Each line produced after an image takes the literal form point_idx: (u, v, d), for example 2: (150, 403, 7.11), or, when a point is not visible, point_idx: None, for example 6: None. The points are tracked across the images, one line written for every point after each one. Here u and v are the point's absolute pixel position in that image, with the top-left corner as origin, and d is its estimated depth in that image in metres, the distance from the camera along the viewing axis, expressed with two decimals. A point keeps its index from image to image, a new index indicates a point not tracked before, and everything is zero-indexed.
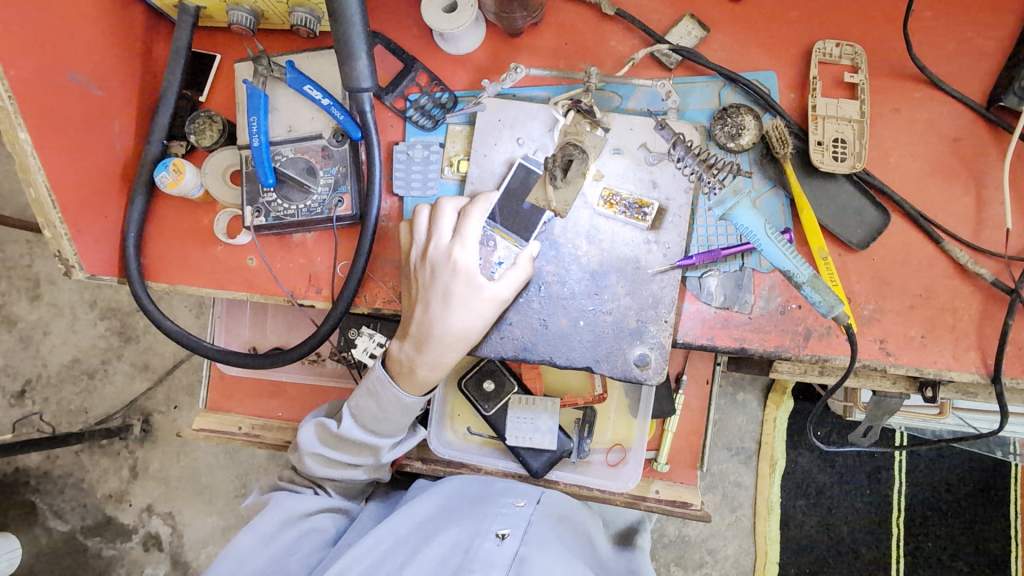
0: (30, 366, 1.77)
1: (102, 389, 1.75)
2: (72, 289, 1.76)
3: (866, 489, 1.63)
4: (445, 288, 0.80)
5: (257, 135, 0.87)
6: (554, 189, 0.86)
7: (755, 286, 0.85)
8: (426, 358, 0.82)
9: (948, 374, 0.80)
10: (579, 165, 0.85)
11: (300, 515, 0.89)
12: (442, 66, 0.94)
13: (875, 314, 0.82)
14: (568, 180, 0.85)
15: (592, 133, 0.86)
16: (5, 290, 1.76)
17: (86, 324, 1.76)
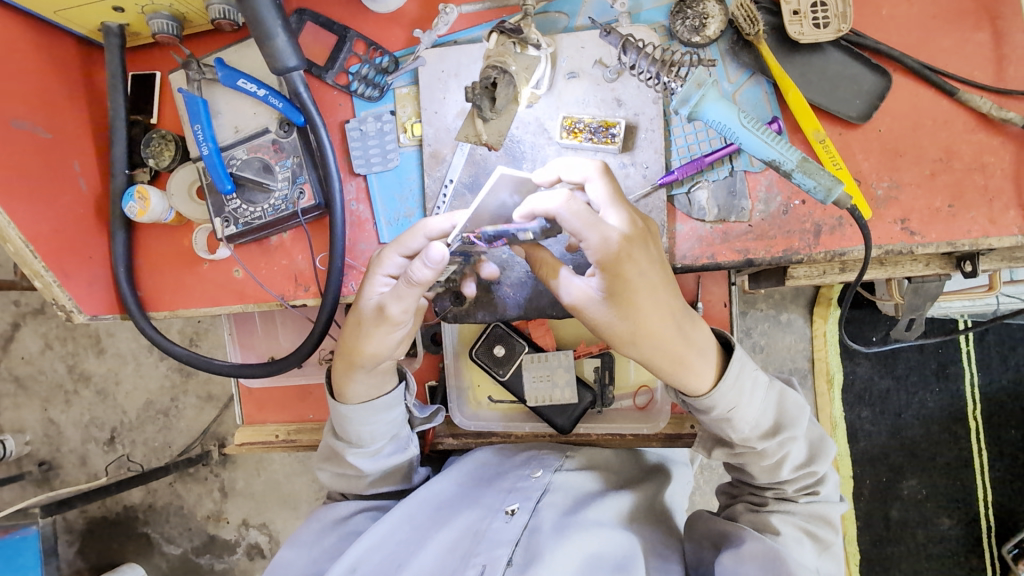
0: (112, 414, 1.87)
1: (178, 423, 1.83)
2: (129, 334, 1.83)
3: (935, 386, 1.58)
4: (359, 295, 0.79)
5: (205, 143, 0.85)
6: (483, 123, 0.80)
7: (750, 189, 0.77)
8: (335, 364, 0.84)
9: (986, 242, 0.71)
10: (505, 88, 0.75)
11: (335, 521, 0.88)
12: (375, 27, 0.88)
13: (891, 192, 0.73)
14: (498, 110, 0.78)
15: (520, 54, 0.74)
16: (74, 349, 1.87)
17: (150, 367, 1.84)
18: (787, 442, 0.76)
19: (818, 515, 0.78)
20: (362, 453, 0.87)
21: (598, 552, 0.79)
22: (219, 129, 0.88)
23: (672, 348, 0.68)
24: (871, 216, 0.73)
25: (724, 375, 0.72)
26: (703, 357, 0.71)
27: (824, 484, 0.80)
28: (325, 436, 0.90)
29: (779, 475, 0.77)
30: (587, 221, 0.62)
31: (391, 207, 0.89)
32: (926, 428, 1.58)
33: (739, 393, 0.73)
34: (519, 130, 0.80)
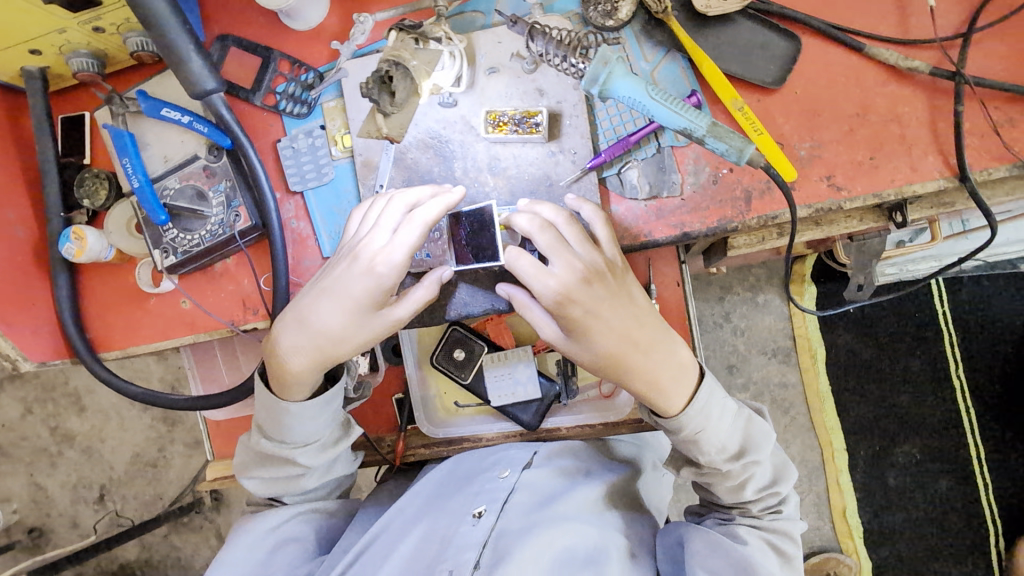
0: (100, 472, 1.81)
1: (167, 474, 1.79)
2: (109, 388, 1.80)
3: (917, 351, 1.59)
4: (338, 285, 0.71)
5: (134, 176, 0.84)
6: (383, 118, 0.69)
7: (679, 163, 0.77)
8: (293, 363, 0.74)
9: (910, 190, 0.71)
10: (404, 81, 0.67)
11: (268, 530, 0.84)
12: (297, 45, 0.88)
13: (814, 151, 0.74)
14: (399, 104, 0.68)
15: (421, 49, 0.69)
16: (55, 410, 1.81)
17: (134, 420, 1.79)
18: (752, 465, 0.77)
19: (781, 532, 0.78)
20: (315, 450, 0.82)
21: (568, 547, 0.78)
22: (149, 161, 0.88)
23: (627, 372, 0.71)
24: (797, 177, 0.74)
25: (691, 402, 0.74)
26: (673, 379, 0.73)
27: (786, 503, 0.80)
28: (265, 443, 0.81)
29: (743, 495, 0.77)
30: (531, 273, 0.68)
31: (330, 221, 0.88)
32: (910, 392, 1.59)
33: (706, 418, 0.74)
34: (447, 130, 0.80)
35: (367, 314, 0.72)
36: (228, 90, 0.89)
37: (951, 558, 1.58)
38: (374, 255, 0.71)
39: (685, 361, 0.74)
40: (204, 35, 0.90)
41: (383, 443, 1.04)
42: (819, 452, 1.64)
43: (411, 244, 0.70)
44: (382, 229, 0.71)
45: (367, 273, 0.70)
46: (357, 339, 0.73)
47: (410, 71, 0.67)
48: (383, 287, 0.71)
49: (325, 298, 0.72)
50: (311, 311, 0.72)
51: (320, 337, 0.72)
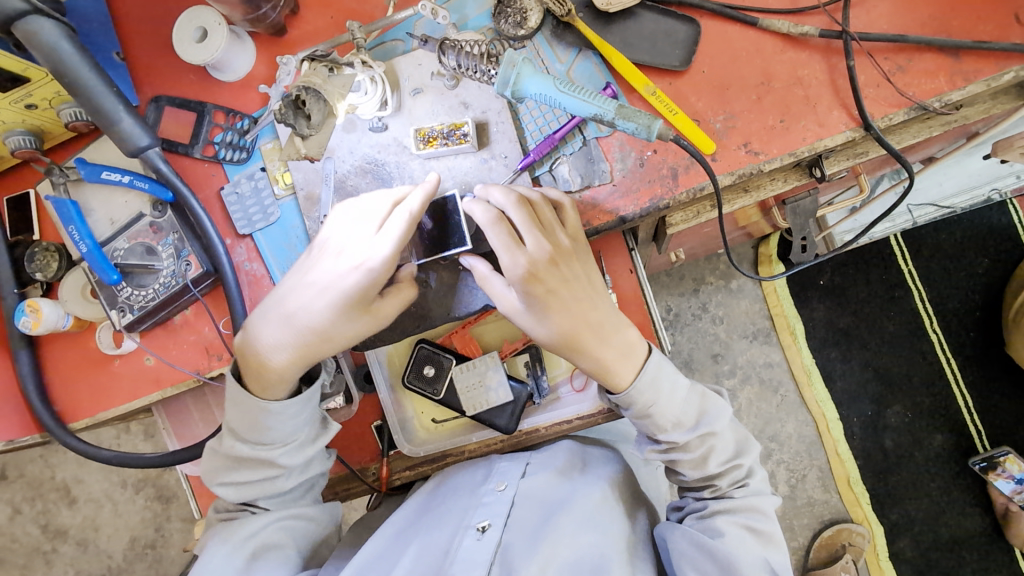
0: (97, 564, 1.75)
1: (167, 553, 1.73)
2: (99, 474, 1.75)
3: (890, 311, 1.62)
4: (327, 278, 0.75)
5: (81, 241, 0.85)
6: (302, 140, 0.84)
7: (605, 153, 0.80)
8: (279, 367, 0.76)
9: (821, 145, 0.75)
10: (316, 104, 0.83)
11: (245, 536, 0.80)
12: (229, 95, 0.91)
13: (729, 123, 0.77)
14: (315, 125, 0.84)
15: (333, 76, 0.80)
16: (44, 506, 1.76)
17: (127, 503, 1.74)
18: (709, 436, 0.78)
19: (753, 509, 0.78)
20: (295, 450, 0.81)
21: (577, 557, 0.82)
22: (95, 225, 0.90)
23: (584, 345, 0.74)
24: (716, 148, 0.77)
25: (646, 372, 0.76)
26: (619, 358, 0.76)
27: (753, 476, 0.81)
28: (242, 447, 0.79)
29: (706, 469, 0.79)
30: (505, 244, 0.72)
31: (281, 257, 0.89)
32: (890, 352, 1.62)
33: (657, 391, 0.77)
34: (382, 153, 0.83)
35: (356, 310, 0.75)
36: (168, 148, 0.91)
37: (960, 511, 1.58)
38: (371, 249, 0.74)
39: (634, 344, 0.76)
40: (137, 98, 0.92)
41: (368, 472, 1.04)
42: (815, 426, 1.64)
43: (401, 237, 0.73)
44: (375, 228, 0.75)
45: (362, 271, 0.74)
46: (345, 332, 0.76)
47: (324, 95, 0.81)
48: (374, 281, 0.74)
49: (315, 292, 0.75)
50: (298, 307, 0.75)
51: (308, 334, 0.75)
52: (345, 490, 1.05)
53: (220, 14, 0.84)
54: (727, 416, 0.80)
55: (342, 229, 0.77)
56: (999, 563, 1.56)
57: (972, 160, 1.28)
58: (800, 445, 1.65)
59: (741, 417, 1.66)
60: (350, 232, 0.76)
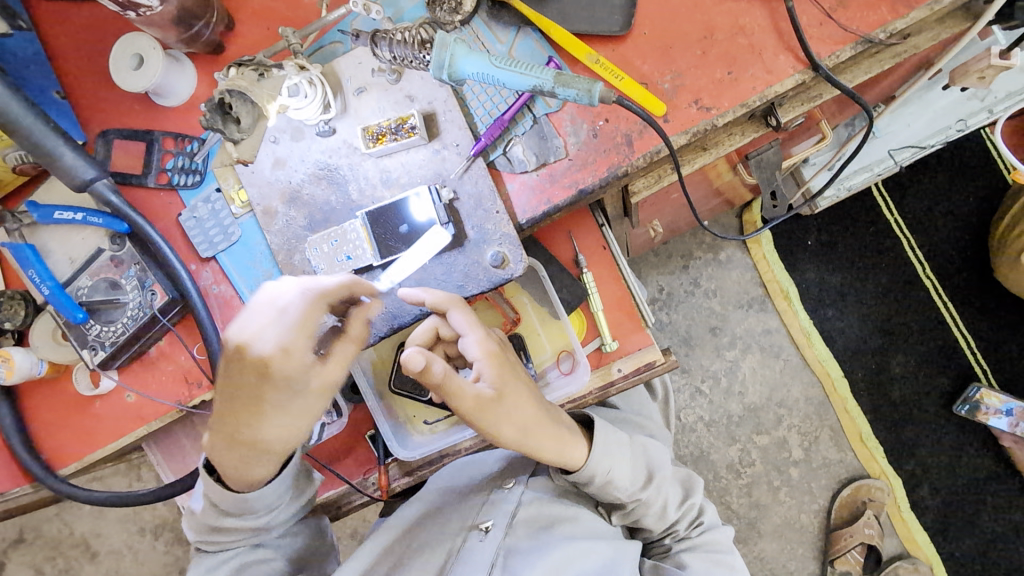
0: None
1: None
2: (116, 525, 1.72)
3: (880, 261, 1.61)
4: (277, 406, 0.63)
5: (43, 283, 0.84)
6: (234, 145, 0.82)
7: (558, 128, 0.79)
8: (257, 468, 0.69)
9: (772, 92, 0.74)
10: (245, 108, 0.81)
11: (230, 553, 0.81)
12: (176, 120, 0.90)
13: (677, 82, 0.76)
14: (245, 129, 0.82)
15: (264, 78, 0.80)
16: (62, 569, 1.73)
17: (143, 555, 1.71)
18: (662, 483, 0.88)
19: (712, 541, 0.90)
20: (283, 506, 0.79)
21: (581, 567, 0.83)
22: (56, 266, 0.88)
23: (548, 449, 0.78)
24: (667, 109, 0.76)
25: (594, 446, 0.84)
26: (565, 445, 0.80)
27: (705, 513, 0.93)
28: (228, 520, 0.76)
29: (666, 516, 0.89)
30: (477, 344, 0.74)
31: (248, 275, 0.88)
32: (884, 303, 1.60)
33: (611, 458, 0.84)
34: (334, 157, 0.82)
35: (298, 408, 0.64)
36: (121, 181, 0.90)
37: (976, 452, 1.56)
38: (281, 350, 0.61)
39: (569, 437, 0.80)
40: (85, 136, 0.91)
41: (368, 483, 1.01)
42: (820, 387, 1.62)
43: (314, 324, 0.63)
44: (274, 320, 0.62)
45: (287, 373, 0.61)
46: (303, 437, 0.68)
47: (251, 97, 0.80)
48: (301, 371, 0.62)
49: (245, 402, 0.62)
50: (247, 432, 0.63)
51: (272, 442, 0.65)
52: (342, 506, 1.01)
53: (153, 38, 0.84)
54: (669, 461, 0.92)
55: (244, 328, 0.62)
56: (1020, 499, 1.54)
57: (936, 95, 1.29)
58: (808, 407, 1.63)
59: (747, 386, 1.65)
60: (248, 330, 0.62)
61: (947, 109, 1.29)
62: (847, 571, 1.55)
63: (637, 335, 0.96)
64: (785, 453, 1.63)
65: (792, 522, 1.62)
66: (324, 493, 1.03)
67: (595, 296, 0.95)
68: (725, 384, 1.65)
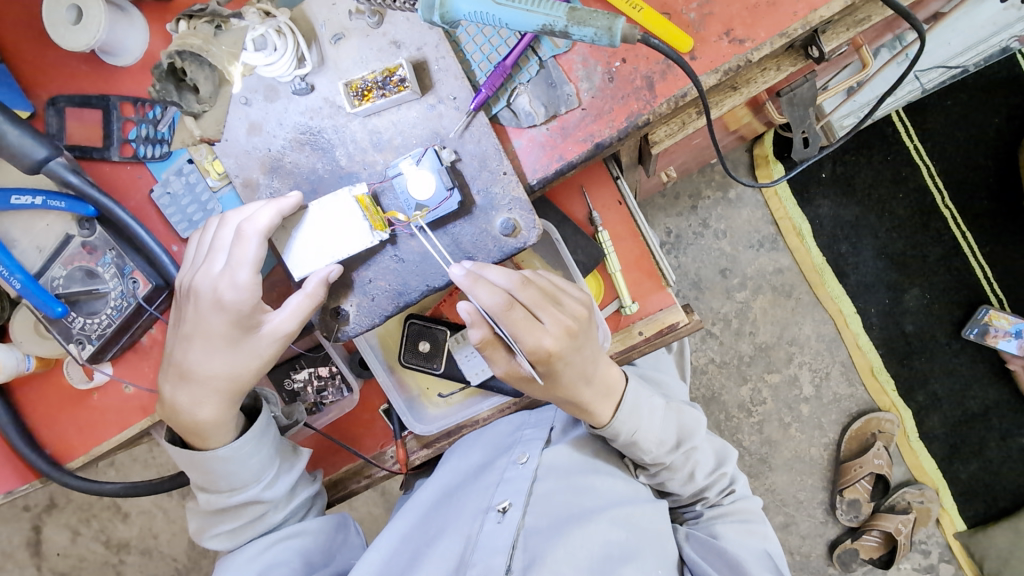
0: None
1: (205, 562, 1.69)
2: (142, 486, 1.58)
3: (898, 193, 1.52)
4: (213, 332, 0.70)
5: (12, 276, 0.76)
6: (194, 120, 0.72)
7: (567, 73, 0.69)
8: (200, 413, 0.73)
9: (817, 17, 0.64)
10: (207, 77, 0.71)
11: (250, 558, 0.79)
12: (134, 82, 0.80)
13: (704, 10, 0.66)
14: (206, 100, 0.72)
15: (223, 32, 0.69)
16: (76, 543, 1.70)
17: (157, 529, 1.69)
18: (691, 451, 0.85)
19: (743, 509, 0.88)
20: (273, 481, 0.80)
21: (606, 542, 0.80)
22: (24, 257, 0.81)
23: (580, 397, 0.75)
24: (694, 43, 0.66)
25: (621, 405, 0.80)
26: (603, 399, 0.78)
27: (736, 482, 0.91)
28: (218, 500, 0.78)
29: (695, 483, 0.87)
30: (524, 327, 0.66)
31: None
32: (902, 236, 1.53)
33: (637, 417, 0.81)
34: (316, 118, 0.72)
35: (239, 339, 0.71)
36: (81, 155, 0.81)
37: (984, 382, 1.55)
38: (215, 286, 0.69)
39: (615, 382, 0.80)
40: (32, 106, 0.80)
41: (386, 457, 0.99)
42: (832, 324, 1.58)
43: (251, 260, 0.68)
44: (217, 253, 0.70)
45: (217, 306, 0.69)
46: (245, 369, 0.72)
47: (208, 59, 0.69)
48: (228, 311, 0.69)
49: (189, 332, 0.71)
50: (187, 360, 0.71)
51: (207, 377, 0.71)
52: (367, 479, 0.99)
53: None
54: (703, 428, 0.88)
55: (190, 266, 0.72)
56: None
57: (988, 6, 1.14)
58: (819, 344, 1.60)
59: (758, 326, 1.60)
60: (198, 269, 0.71)
61: (991, 23, 1.15)
62: (855, 499, 1.57)
63: (657, 295, 0.91)
64: (796, 391, 1.61)
65: (802, 455, 1.62)
66: (343, 467, 1.01)
67: (613, 256, 0.88)
68: (735, 325, 1.61)
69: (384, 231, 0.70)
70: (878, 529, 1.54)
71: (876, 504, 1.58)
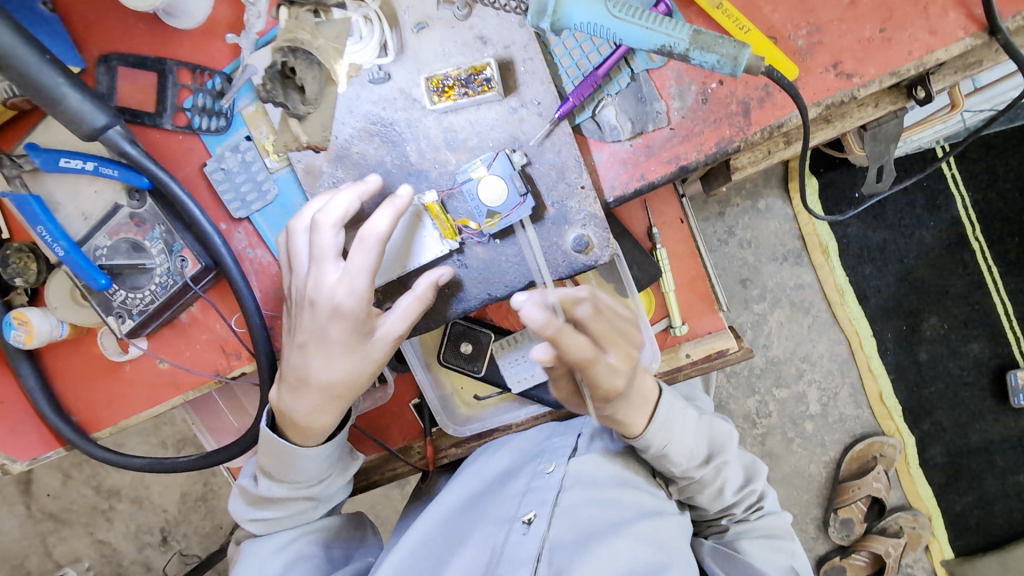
0: (122, 541, 1.68)
1: (186, 523, 1.67)
2: (139, 438, 1.56)
3: (931, 221, 1.49)
4: (329, 338, 0.65)
5: (56, 243, 0.73)
6: (299, 122, 0.69)
7: (659, 89, 0.67)
8: (314, 416, 0.69)
9: (932, 60, 0.62)
10: (312, 75, 0.67)
11: (275, 550, 0.78)
12: (194, 48, 0.76)
13: (814, 38, 0.62)
14: (311, 100, 0.68)
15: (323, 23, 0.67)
16: (59, 490, 1.67)
17: (143, 485, 1.67)
18: (722, 467, 0.84)
19: (770, 526, 0.86)
20: (329, 481, 0.78)
21: (633, 559, 0.77)
22: (68, 223, 0.78)
23: (614, 412, 0.74)
24: (799, 73, 0.63)
25: (653, 417, 0.78)
26: (637, 410, 0.76)
27: (765, 498, 0.89)
28: (280, 488, 0.75)
29: (724, 499, 0.85)
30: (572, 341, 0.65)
31: None
32: (929, 264, 1.50)
33: (669, 431, 0.79)
34: (388, 110, 0.69)
35: (357, 344, 0.65)
36: (132, 119, 0.77)
37: (991, 419, 1.53)
38: (329, 292, 0.63)
39: (649, 392, 0.78)
40: (83, 62, 0.76)
41: (412, 451, 0.99)
42: (847, 345, 1.55)
43: (369, 267, 0.63)
44: (329, 259, 0.64)
45: (335, 314, 0.64)
46: (361, 374, 0.67)
47: (316, 56, 0.67)
48: (346, 317, 0.63)
49: (302, 340, 0.66)
50: (303, 367, 0.66)
51: (325, 383, 0.67)
52: (390, 471, 0.99)
53: None
54: (734, 444, 0.87)
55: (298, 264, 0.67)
56: None
57: None
58: (832, 364, 1.56)
59: (771, 340, 1.56)
60: (309, 274, 0.65)
61: None
62: (848, 518, 1.54)
63: (708, 318, 0.90)
64: (803, 407, 1.58)
65: (801, 471, 1.59)
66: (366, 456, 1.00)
67: (668, 275, 0.87)
68: (750, 336, 1.57)
69: (455, 239, 0.69)
70: (867, 550, 1.52)
71: (868, 525, 1.56)
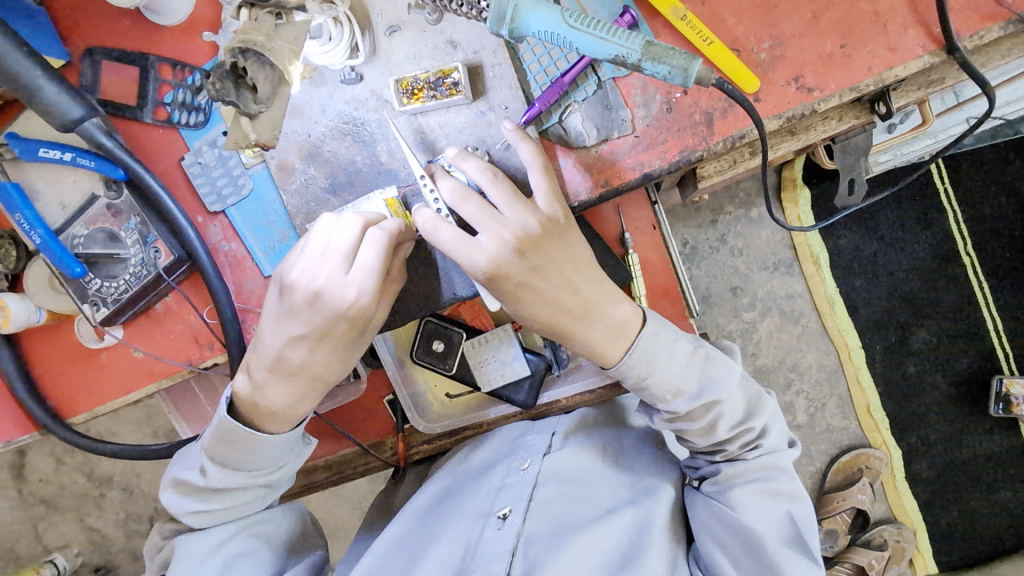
0: (110, 528, 1.70)
1: None
2: (130, 426, 1.57)
3: (921, 234, 1.49)
4: (328, 332, 0.67)
5: (33, 230, 0.75)
6: (251, 120, 0.67)
7: (625, 97, 0.68)
8: (298, 406, 0.71)
9: (891, 76, 0.62)
10: (263, 74, 0.63)
11: (212, 548, 0.74)
12: (175, 44, 0.78)
13: (776, 52, 0.63)
14: (263, 99, 0.65)
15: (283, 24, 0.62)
16: (51, 476, 1.69)
17: (133, 473, 1.68)
18: (714, 405, 0.72)
19: (768, 467, 0.75)
20: (286, 468, 0.77)
21: (606, 551, 0.78)
22: (46, 211, 0.79)
23: (577, 333, 0.69)
24: (760, 85, 0.64)
25: (633, 347, 0.70)
26: (610, 338, 0.69)
27: (766, 434, 0.77)
28: (234, 477, 0.73)
29: (715, 437, 0.74)
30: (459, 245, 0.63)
31: (261, 235, 0.79)
32: (919, 277, 1.50)
33: (652, 361, 0.71)
34: (361, 110, 0.70)
35: (352, 340, 0.68)
36: (112, 112, 0.78)
37: (978, 434, 1.53)
38: (337, 288, 0.65)
39: (626, 321, 0.70)
40: (68, 55, 0.78)
41: (384, 447, 1.00)
42: (835, 356, 1.55)
43: (379, 268, 0.64)
44: (340, 257, 0.65)
45: (343, 312, 0.65)
46: (346, 366, 0.71)
47: (270, 58, 0.61)
48: (346, 312, 0.65)
49: (286, 330, 0.68)
50: (296, 358, 0.68)
51: (315, 374, 0.69)
52: (363, 466, 1.00)
53: None
54: (736, 377, 0.74)
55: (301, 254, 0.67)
56: (1014, 479, 1.53)
57: None
58: (820, 374, 1.56)
59: (760, 349, 1.56)
60: (312, 267, 0.66)
61: None
62: (832, 530, 1.54)
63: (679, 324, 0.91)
64: (790, 417, 1.58)
65: None
66: (339, 451, 1.01)
67: (639, 280, 0.87)
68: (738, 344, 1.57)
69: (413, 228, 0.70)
70: (851, 563, 1.50)
71: (853, 537, 1.55)
